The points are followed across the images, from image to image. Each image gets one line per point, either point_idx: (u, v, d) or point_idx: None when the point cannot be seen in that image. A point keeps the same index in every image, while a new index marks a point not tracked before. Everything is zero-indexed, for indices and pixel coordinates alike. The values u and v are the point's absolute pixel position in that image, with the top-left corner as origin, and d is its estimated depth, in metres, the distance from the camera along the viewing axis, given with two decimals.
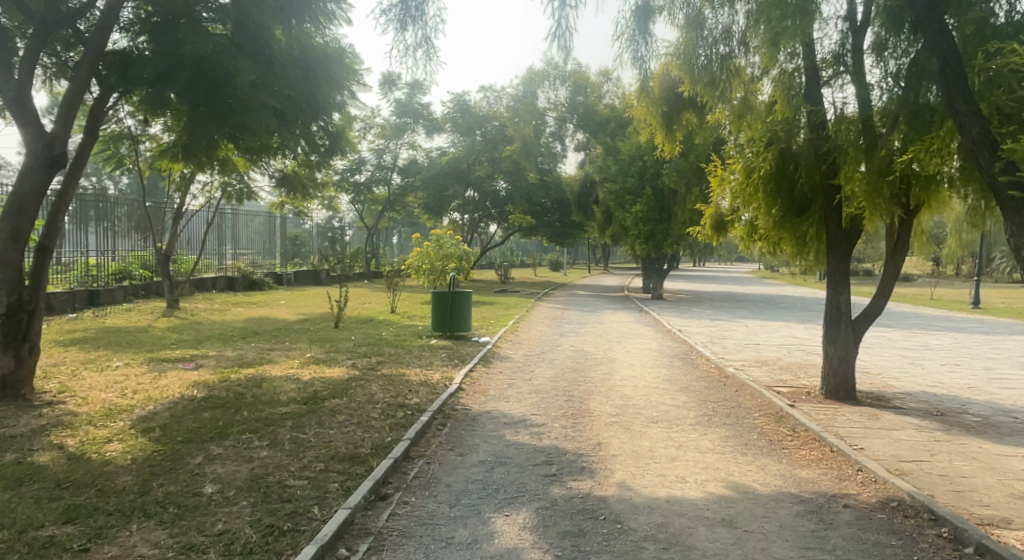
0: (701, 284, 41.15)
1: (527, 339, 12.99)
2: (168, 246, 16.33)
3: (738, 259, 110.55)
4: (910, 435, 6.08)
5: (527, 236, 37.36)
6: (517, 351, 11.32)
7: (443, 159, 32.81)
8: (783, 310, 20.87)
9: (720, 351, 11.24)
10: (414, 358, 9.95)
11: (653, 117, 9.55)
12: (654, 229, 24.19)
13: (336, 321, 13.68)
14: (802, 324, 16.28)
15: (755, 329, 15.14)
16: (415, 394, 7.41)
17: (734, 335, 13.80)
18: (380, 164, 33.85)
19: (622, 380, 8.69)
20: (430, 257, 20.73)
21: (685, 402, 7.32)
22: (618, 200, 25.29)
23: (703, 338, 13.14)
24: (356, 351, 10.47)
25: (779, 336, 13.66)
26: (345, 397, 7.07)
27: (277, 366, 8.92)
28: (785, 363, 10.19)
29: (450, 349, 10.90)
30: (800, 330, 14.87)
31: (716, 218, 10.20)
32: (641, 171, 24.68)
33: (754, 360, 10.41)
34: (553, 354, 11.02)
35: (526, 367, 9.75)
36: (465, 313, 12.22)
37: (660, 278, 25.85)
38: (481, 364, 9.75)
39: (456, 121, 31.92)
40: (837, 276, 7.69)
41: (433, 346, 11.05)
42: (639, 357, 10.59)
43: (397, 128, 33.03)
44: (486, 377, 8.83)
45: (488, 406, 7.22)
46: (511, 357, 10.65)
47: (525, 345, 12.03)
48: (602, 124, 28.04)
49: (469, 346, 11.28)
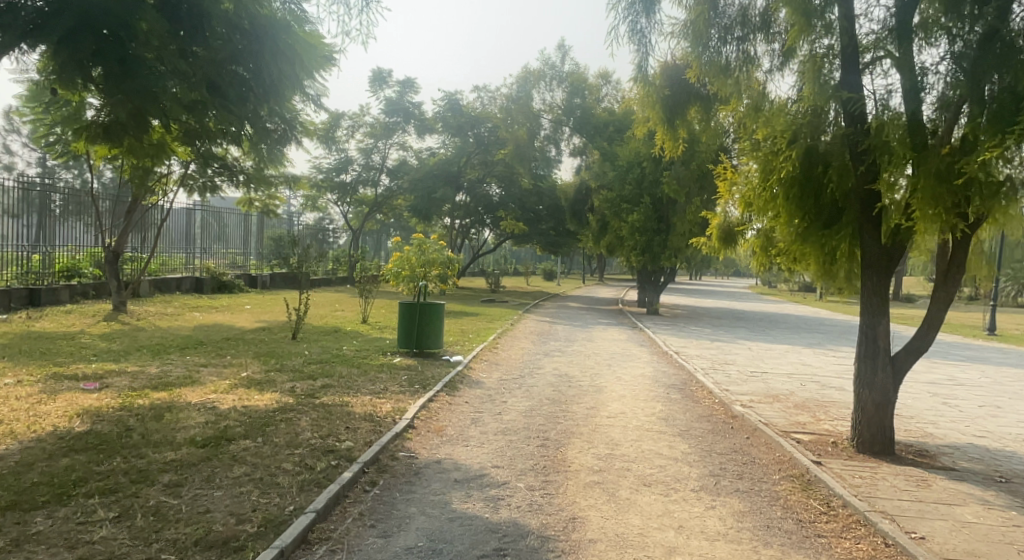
0: (697, 299, 39.77)
1: (506, 358, 11.57)
2: (119, 242, 14.89)
3: (734, 275, 109.67)
4: (980, 516, 4.68)
5: (520, 244, 36.00)
6: (492, 374, 9.89)
7: (433, 161, 31.43)
8: (787, 331, 19.52)
9: (723, 382, 9.82)
10: (367, 380, 8.53)
11: (654, 110, 8.20)
12: (651, 241, 22.96)
13: (294, 333, 12.23)
14: (811, 349, 14.87)
15: (759, 353, 13.73)
16: (351, 434, 5.98)
17: (737, 360, 12.38)
18: (367, 164, 32.56)
19: (609, 418, 7.25)
20: (410, 263, 19.50)
21: (686, 454, 5.89)
22: (613, 208, 23.89)
23: (704, 363, 11.74)
24: (303, 370, 9.03)
25: (786, 363, 12.27)
26: (258, 438, 5.64)
27: (197, 390, 7.47)
28: (800, 400, 8.77)
29: (414, 370, 9.47)
30: (810, 357, 13.45)
31: (725, 227, 8.82)
32: (639, 179, 23.36)
33: (764, 394, 9.00)
34: (532, 380, 9.59)
35: (497, 397, 8.30)
36: (435, 328, 10.83)
37: (656, 292, 24.50)
38: (444, 390, 8.31)
39: (447, 121, 30.55)
40: (873, 303, 6.30)
41: (394, 366, 9.64)
42: (631, 386, 9.16)
43: (387, 127, 31.66)
44: (447, 409, 7.40)
45: (439, 453, 5.77)
46: (482, 382, 9.23)
47: (502, 367, 10.61)
48: (600, 128, 26.60)
49: (436, 367, 9.86)
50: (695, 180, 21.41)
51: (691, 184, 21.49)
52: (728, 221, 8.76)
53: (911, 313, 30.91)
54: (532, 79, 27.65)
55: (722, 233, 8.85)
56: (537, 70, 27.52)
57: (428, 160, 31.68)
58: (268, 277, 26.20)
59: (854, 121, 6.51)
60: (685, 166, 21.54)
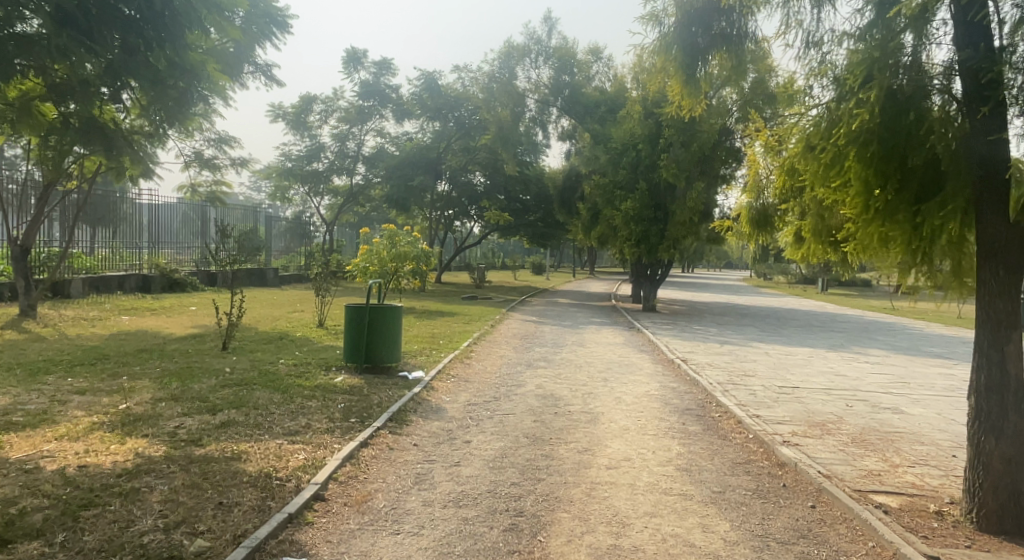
0: (693, 293, 37.80)
1: (480, 372, 9.49)
2: (27, 235, 12.70)
3: (726, 266, 108.42)
4: None
5: (507, 236, 33.97)
6: (457, 397, 7.78)
7: (409, 147, 29.20)
8: (800, 330, 17.59)
9: (750, 404, 7.77)
10: (287, 413, 6.37)
11: (667, 58, 6.07)
12: (648, 230, 20.99)
13: (225, 344, 10.06)
14: (837, 353, 12.86)
15: (780, 360, 11.68)
16: (216, 521, 3.88)
17: (756, 371, 10.32)
18: (342, 151, 30.49)
19: (611, 473, 5.16)
20: (380, 258, 17.70)
21: (731, 545, 3.85)
22: (606, 196, 21.87)
23: (720, 376, 9.67)
24: (207, 398, 6.87)
25: (817, 374, 10.28)
26: (56, 538, 3.53)
27: (32, 438, 5.31)
28: (855, 431, 6.74)
29: (358, 396, 7.34)
30: (841, 364, 11.41)
31: (753, 208, 6.86)
32: (634, 163, 21.25)
33: (807, 424, 6.95)
34: (509, 405, 7.48)
35: (458, 434, 6.19)
36: (386, 338, 8.70)
37: (654, 287, 22.52)
38: (388, 426, 6.17)
39: (424, 102, 28.25)
40: (1001, 316, 4.31)
41: (332, 390, 7.48)
42: (635, 415, 7.09)
43: (362, 112, 29.41)
44: (385, 460, 5.30)
45: (349, 553, 3.67)
46: (444, 410, 7.14)
47: (471, 386, 8.51)
48: (590, 109, 24.15)
49: (386, 390, 7.72)
50: (695, 163, 19.82)
51: (691, 166, 19.78)
52: (762, 202, 6.78)
53: (921, 307, 29.06)
54: (516, 55, 25.23)
55: (752, 215, 6.88)
56: (521, 45, 25.14)
57: (406, 147, 29.38)
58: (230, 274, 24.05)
59: (967, 43, 4.50)
60: (684, 147, 19.84)
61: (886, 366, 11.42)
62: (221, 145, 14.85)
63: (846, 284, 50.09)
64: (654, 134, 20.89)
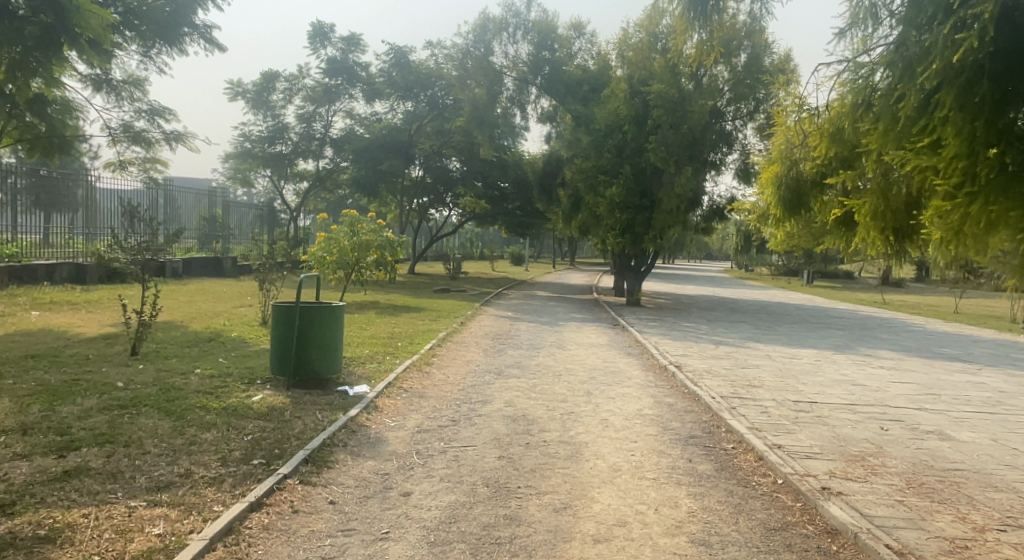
0: (675, 284, 36.55)
1: (438, 384, 7.94)
2: None
3: (707, 257, 108.11)
4: None
5: (484, 225, 32.43)
6: (405, 422, 6.22)
7: (379, 128, 27.44)
8: (796, 327, 16.29)
9: (767, 430, 6.31)
10: (166, 454, 4.75)
11: None
12: (633, 219, 19.51)
13: (133, 349, 8.38)
14: (845, 356, 11.51)
15: (785, 364, 10.27)
16: None
17: (762, 381, 8.88)
18: (307, 132, 28.76)
19: (600, 552, 3.62)
20: (339, 247, 16.02)
21: None
22: (588, 180, 20.27)
23: (722, 387, 8.21)
24: (70, 428, 5.22)
25: (833, 383, 8.87)
26: None
27: None
28: (909, 471, 5.29)
29: (275, 422, 5.74)
30: (854, 369, 10.05)
31: (778, 182, 5.34)
32: (619, 146, 19.71)
33: (844, 460, 5.49)
34: (469, 433, 5.93)
35: (396, 482, 4.63)
36: (320, 344, 7.11)
37: (639, 280, 21.13)
38: (299, 473, 4.59)
39: (394, 80, 26.35)
40: None
41: (244, 414, 5.86)
42: (629, 447, 5.58)
43: (328, 90, 27.54)
44: (278, 536, 3.69)
45: None
46: (385, 441, 5.57)
47: (426, 403, 6.94)
48: (572, 88, 22.61)
49: (315, 413, 6.13)
50: (685, 147, 18.62)
51: (680, 151, 18.54)
52: (795, 175, 5.26)
53: (910, 300, 28.09)
54: (492, 28, 23.33)
55: (778, 189, 5.35)
56: (498, 17, 23.25)
57: (375, 129, 27.58)
58: (179, 262, 22.32)
59: None
60: (674, 130, 18.52)
61: (905, 371, 10.06)
62: (154, 117, 13.38)
63: (827, 275, 49.31)
64: (641, 114, 19.38)
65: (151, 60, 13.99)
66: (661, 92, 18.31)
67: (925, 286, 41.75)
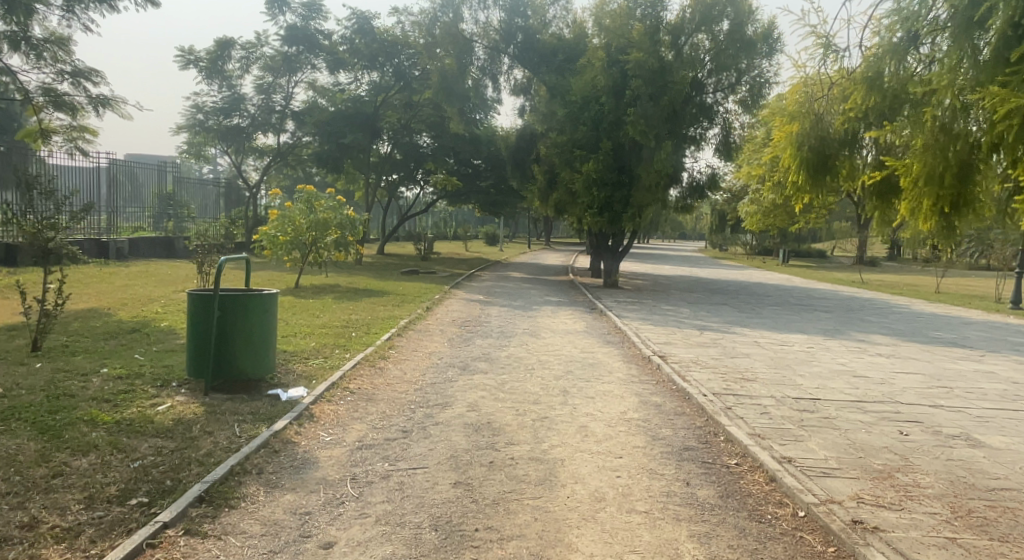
0: (651, 264, 35.70)
1: (390, 383, 6.86)
2: None
3: (681, 237, 108.28)
4: None
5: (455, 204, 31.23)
6: (343, 434, 5.15)
7: (342, 101, 26.01)
8: (781, 309, 15.47)
9: (772, 438, 5.35)
10: (14, 494, 3.64)
11: None
12: (611, 196, 18.48)
13: (34, 344, 7.21)
14: (840, 342, 10.65)
15: (779, 353, 9.37)
16: None
17: (757, 373, 7.95)
18: (268, 105, 27.51)
19: None
20: (294, 226, 14.77)
21: None
22: (564, 155, 19.18)
23: (714, 382, 7.26)
24: None
25: (835, 375, 7.97)
26: None
27: None
28: (952, 493, 4.35)
29: (176, 442, 4.63)
30: (853, 357, 9.16)
31: (798, 143, 4.29)
32: (596, 119, 18.62)
33: (870, 479, 4.55)
34: (420, 449, 4.90)
35: (315, 528, 3.55)
36: (246, 340, 6.01)
37: (615, 261, 20.19)
38: (185, 520, 3.50)
39: (356, 47, 24.48)
40: None
41: (141, 431, 4.77)
42: (613, 467, 4.57)
43: (289, 60, 26.02)
44: None
45: None
46: (313, 464, 4.49)
47: (373, 409, 5.87)
48: (546, 57, 21.55)
49: (231, 426, 5.04)
50: (664, 120, 17.62)
51: (660, 124, 17.54)
52: (819, 132, 4.25)
53: (889, 280, 27.54)
54: None
55: (798, 152, 4.30)
56: None
57: (338, 101, 26.11)
58: (125, 243, 21.07)
59: None
60: (653, 101, 17.46)
61: (908, 359, 9.22)
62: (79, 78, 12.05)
63: (803, 255, 48.91)
64: (618, 84, 18.26)
65: (77, 15, 12.36)
66: (641, 61, 17.23)
67: (900, 265, 41.53)
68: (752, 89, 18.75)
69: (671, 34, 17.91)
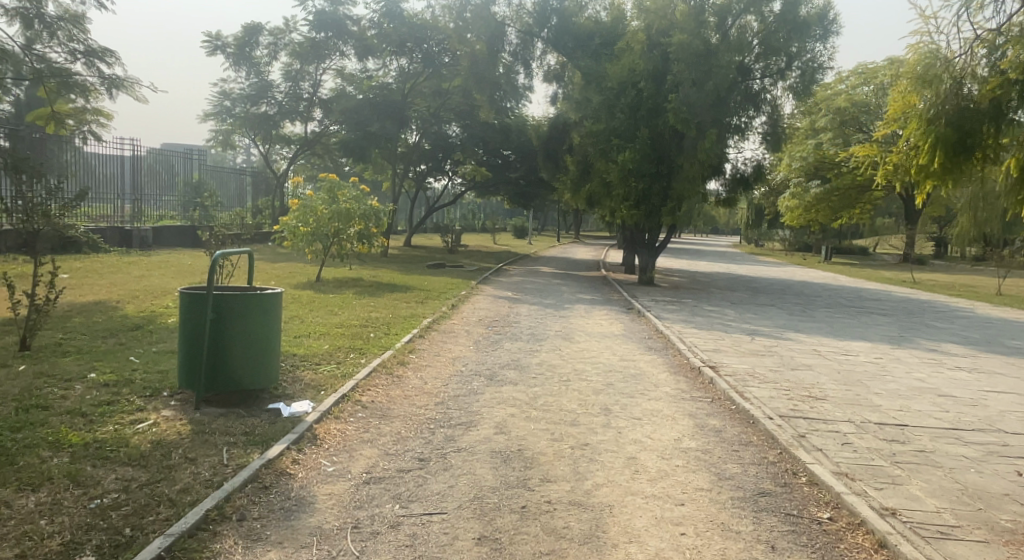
0: (686, 260, 34.47)
1: (407, 396, 6.04)
2: None
3: (713, 232, 106.19)
4: None
5: (484, 195, 30.44)
6: (348, 464, 4.34)
7: (369, 87, 25.29)
8: (834, 312, 14.31)
9: (863, 480, 4.42)
10: None
11: None
12: (649, 188, 17.44)
13: (23, 343, 6.59)
14: (911, 352, 9.56)
15: (844, 365, 8.34)
16: None
17: (825, 390, 6.97)
18: (295, 93, 27.00)
19: None
20: (315, 216, 14.08)
21: None
22: (600, 145, 18.18)
23: (779, 401, 6.31)
24: None
25: (916, 395, 6.92)
26: None
27: None
28: None
29: (149, 473, 3.87)
30: (931, 372, 8.10)
31: (932, 116, 4.32)
32: (633, 106, 17.56)
33: (1006, 543, 3.58)
34: (437, 487, 4.05)
35: None
36: (244, 348, 5.25)
37: (652, 256, 19.13)
38: None
39: (384, 32, 23.57)
40: None
41: (110, 458, 4.01)
42: (675, 521, 3.66)
43: (317, 46, 25.37)
44: None
45: None
46: (306, 507, 3.68)
47: (386, 430, 5.05)
48: (582, 41, 20.32)
49: (219, 452, 4.27)
50: (709, 108, 16.51)
51: (704, 111, 16.42)
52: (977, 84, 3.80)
53: (942, 280, 25.99)
54: None
55: (932, 124, 4.30)
56: None
57: (366, 88, 25.36)
58: (149, 232, 20.70)
59: None
60: (697, 87, 16.30)
61: (994, 375, 8.13)
62: (90, 59, 11.54)
63: (843, 252, 47.00)
64: (659, 69, 17.24)
65: None
66: (684, 43, 16.19)
67: (948, 264, 39.60)
68: (803, 75, 17.63)
69: (716, 15, 16.94)
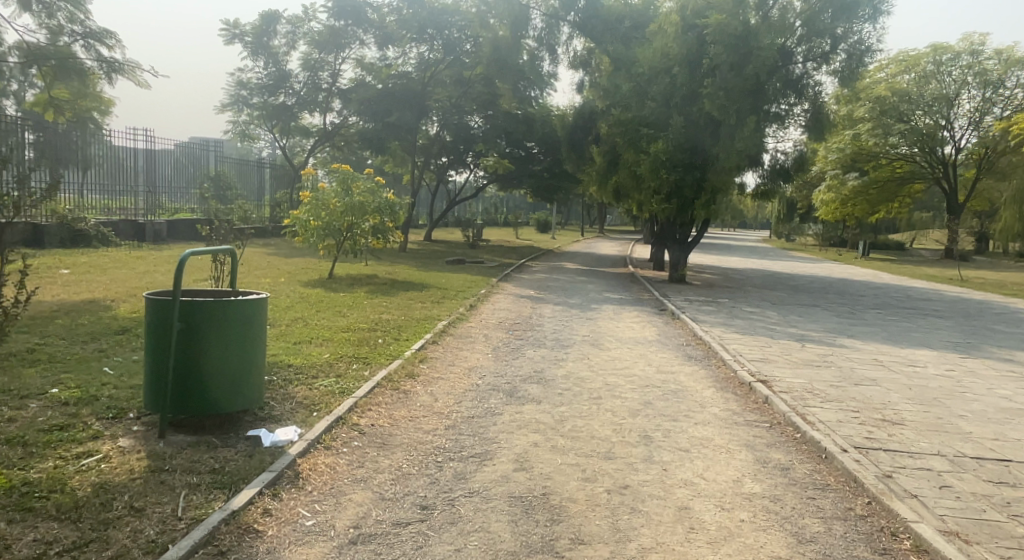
0: (715, 256, 33.27)
1: (413, 418, 5.21)
2: None
3: (741, 226, 104.03)
4: None
5: (507, 188, 29.58)
6: (332, 515, 3.51)
7: (388, 77, 24.50)
8: (885, 313, 13.20)
9: (984, 544, 3.46)
10: None
11: None
12: (682, 180, 16.38)
13: None
14: (985, 362, 8.48)
15: (914, 379, 7.34)
16: None
17: (900, 412, 5.97)
18: (313, 83, 26.45)
19: None
20: (329, 210, 13.35)
21: None
22: (629, 135, 17.13)
23: (850, 428, 5.34)
24: None
25: (1008, 419, 5.91)
26: None
27: None
28: None
29: (77, 533, 3.05)
30: (1016, 389, 7.06)
31: None
32: (665, 93, 16.50)
33: None
34: (440, 550, 3.19)
35: None
36: (219, 367, 4.43)
37: (684, 252, 18.07)
38: None
39: (402, 16, 22.51)
40: None
41: (34, 510, 3.20)
42: None
43: (335, 35, 24.66)
44: None
45: None
46: None
47: (384, 464, 4.21)
48: (610, 25, 19.21)
49: (173, 499, 3.45)
50: (747, 94, 15.38)
51: (742, 98, 15.30)
52: None
53: (991, 278, 24.47)
54: None
55: None
56: None
57: (384, 77, 24.53)
58: (163, 225, 20.20)
59: None
60: (735, 72, 15.27)
61: None
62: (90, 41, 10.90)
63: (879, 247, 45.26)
64: (694, 53, 16.24)
65: None
66: (721, 24, 15.06)
67: (993, 259, 37.81)
68: (849, 58, 16.26)
69: None
